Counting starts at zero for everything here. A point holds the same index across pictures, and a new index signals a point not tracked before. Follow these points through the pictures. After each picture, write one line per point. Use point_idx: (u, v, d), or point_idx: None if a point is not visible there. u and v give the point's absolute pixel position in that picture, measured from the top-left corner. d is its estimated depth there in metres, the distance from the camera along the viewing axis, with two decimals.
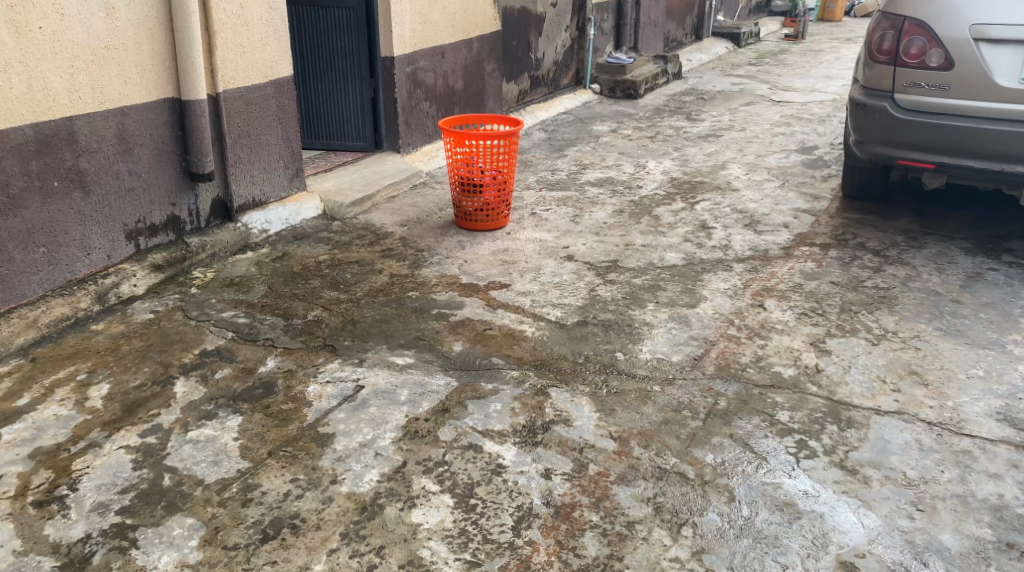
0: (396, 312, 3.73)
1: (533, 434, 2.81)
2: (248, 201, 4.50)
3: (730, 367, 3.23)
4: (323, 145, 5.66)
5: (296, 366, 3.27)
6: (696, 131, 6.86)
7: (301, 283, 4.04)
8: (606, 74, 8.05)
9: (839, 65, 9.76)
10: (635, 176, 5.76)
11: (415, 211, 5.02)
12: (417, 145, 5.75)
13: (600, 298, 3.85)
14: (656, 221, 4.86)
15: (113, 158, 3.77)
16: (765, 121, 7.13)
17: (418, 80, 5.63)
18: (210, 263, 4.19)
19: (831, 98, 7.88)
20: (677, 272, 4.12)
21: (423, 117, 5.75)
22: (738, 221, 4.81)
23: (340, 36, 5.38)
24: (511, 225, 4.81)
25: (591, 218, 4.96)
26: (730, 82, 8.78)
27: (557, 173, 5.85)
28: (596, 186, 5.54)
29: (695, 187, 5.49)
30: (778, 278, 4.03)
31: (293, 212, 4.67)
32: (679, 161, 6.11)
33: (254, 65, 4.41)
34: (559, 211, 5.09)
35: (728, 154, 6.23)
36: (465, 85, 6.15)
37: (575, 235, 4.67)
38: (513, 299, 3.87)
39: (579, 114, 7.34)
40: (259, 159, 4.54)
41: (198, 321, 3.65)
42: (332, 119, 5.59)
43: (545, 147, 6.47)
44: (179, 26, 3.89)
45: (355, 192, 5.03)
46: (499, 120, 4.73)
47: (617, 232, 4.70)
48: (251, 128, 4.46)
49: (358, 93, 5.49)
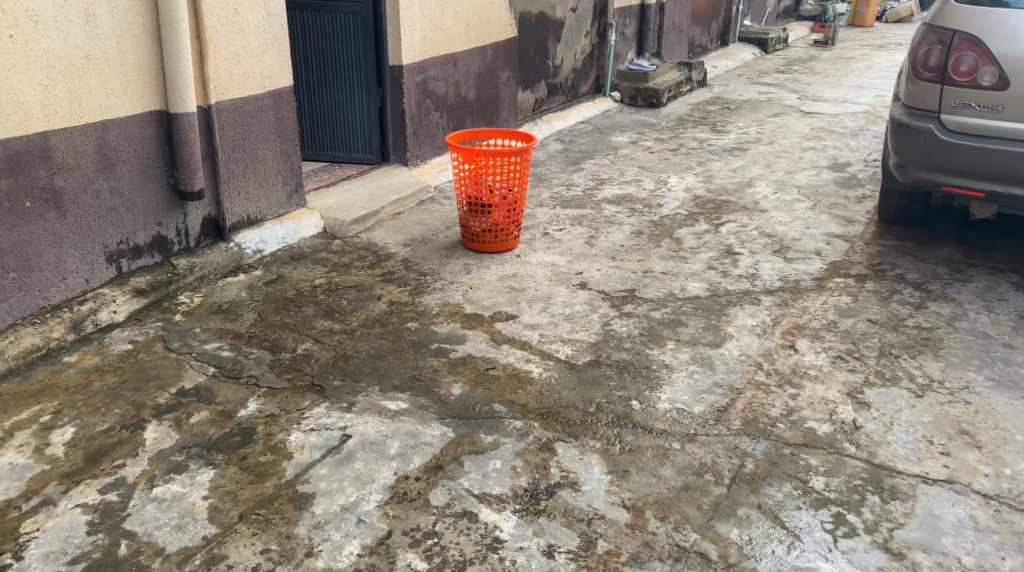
0: (393, 346, 3.44)
1: (536, 501, 2.52)
2: (242, 219, 4.23)
3: (758, 423, 2.92)
4: (326, 157, 5.38)
5: (279, 411, 2.98)
6: (721, 144, 6.52)
7: (294, 311, 3.75)
8: (627, 81, 7.72)
9: (871, 74, 9.38)
10: (656, 193, 5.44)
11: (420, 229, 4.73)
12: (426, 157, 5.46)
13: (614, 334, 3.54)
14: (677, 245, 4.54)
15: (92, 176, 3.50)
16: (794, 134, 6.79)
17: (428, 90, 5.34)
18: (198, 286, 3.92)
19: (864, 110, 7.51)
20: (700, 304, 3.80)
21: (433, 128, 5.46)
22: (766, 246, 4.49)
23: (346, 43, 5.10)
24: (522, 247, 4.51)
25: (608, 240, 4.65)
26: (757, 90, 8.44)
27: (573, 188, 5.54)
28: (614, 204, 5.23)
29: (719, 206, 5.16)
30: (810, 314, 3.70)
31: (291, 230, 4.40)
32: (703, 176, 5.78)
33: (249, 75, 4.13)
34: (574, 231, 4.79)
35: (755, 170, 5.90)
36: (478, 94, 5.86)
37: (590, 259, 4.36)
38: (520, 333, 3.56)
39: (599, 123, 7.03)
40: (255, 174, 4.26)
41: (178, 353, 3.37)
42: (337, 129, 5.31)
43: (562, 159, 6.16)
44: (167, 34, 3.61)
45: (358, 209, 4.75)
46: (512, 135, 4.43)
47: (635, 257, 4.39)
48: (246, 141, 4.18)
49: (365, 102, 5.21)
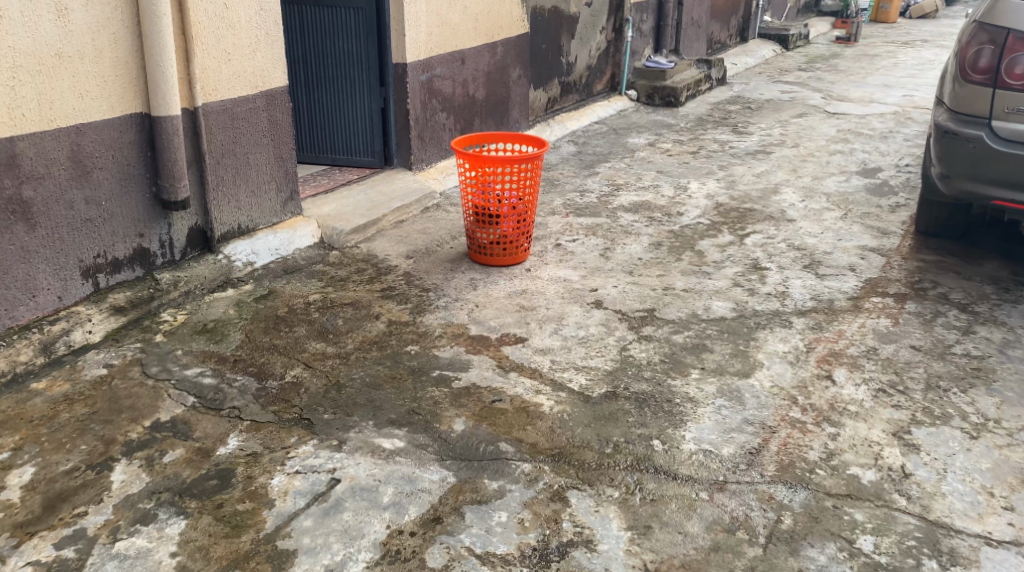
0: (391, 374, 3.15)
1: (546, 563, 2.24)
2: (231, 229, 3.95)
3: (794, 468, 2.62)
4: (326, 161, 5.08)
5: (262, 449, 2.69)
6: (743, 147, 6.20)
7: (284, 331, 3.47)
8: (643, 80, 7.39)
9: (897, 73, 9.03)
10: (675, 200, 5.13)
11: (424, 240, 4.44)
12: (431, 161, 5.16)
13: (633, 361, 3.24)
14: (699, 259, 4.23)
15: (65, 184, 3.22)
16: (819, 137, 6.46)
17: (434, 90, 5.04)
18: (183, 302, 3.63)
19: (892, 111, 7.17)
20: (726, 326, 3.50)
21: (439, 130, 5.16)
22: (795, 261, 4.18)
23: (348, 40, 4.81)
24: (532, 260, 4.21)
25: (624, 252, 4.35)
26: (779, 89, 8.10)
27: (588, 195, 5.24)
28: (631, 212, 4.93)
29: (743, 217, 4.85)
30: (847, 339, 3.39)
31: (285, 241, 4.12)
32: (725, 182, 5.46)
33: (241, 75, 3.85)
34: (588, 242, 4.49)
35: (780, 175, 5.58)
36: (487, 93, 5.55)
37: (605, 274, 4.06)
38: (529, 359, 3.26)
39: (614, 124, 6.71)
40: (246, 181, 3.98)
41: (156, 380, 3.09)
42: (337, 131, 5.02)
43: (575, 162, 5.85)
44: (147, 31, 3.33)
45: (357, 217, 4.46)
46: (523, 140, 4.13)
47: (654, 272, 4.08)
48: (237, 146, 3.89)
49: (367, 103, 4.91)
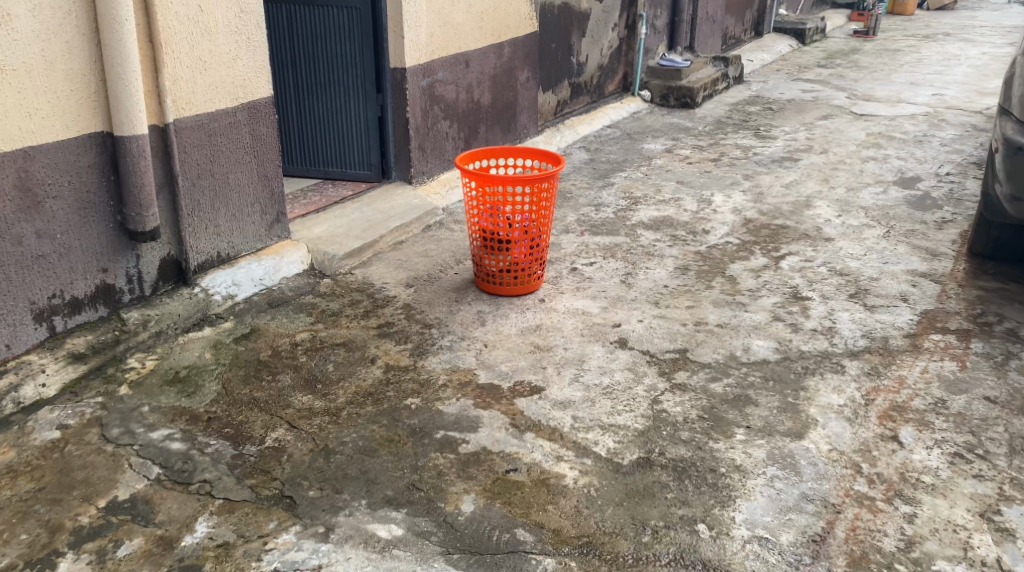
0: (388, 434, 2.73)
1: None
2: (209, 258, 3.52)
3: (867, 562, 2.22)
4: (319, 174, 4.65)
5: (235, 538, 2.28)
6: (768, 153, 5.77)
7: (267, 380, 3.04)
8: (657, 79, 6.95)
9: (922, 68, 8.58)
10: (700, 214, 4.70)
11: (425, 264, 4.02)
12: (433, 173, 4.73)
13: (666, 416, 2.82)
14: (732, 287, 3.81)
15: (11, 217, 2.80)
16: (849, 141, 6.03)
17: (436, 96, 4.61)
18: (153, 344, 3.20)
19: (924, 112, 6.73)
20: (770, 373, 3.08)
21: (442, 140, 4.73)
22: (839, 290, 3.76)
23: (341, 43, 4.37)
24: (547, 288, 3.79)
25: (648, 278, 3.92)
26: (800, 88, 7.66)
27: (603, 209, 4.81)
28: (652, 229, 4.50)
29: (775, 235, 4.42)
30: (909, 389, 2.97)
31: (271, 269, 3.70)
32: (752, 193, 5.03)
33: (219, 85, 3.41)
34: (607, 266, 4.06)
35: (811, 186, 5.14)
36: (493, 98, 5.12)
37: (628, 306, 3.64)
38: (547, 414, 2.83)
39: (628, 128, 6.27)
40: (225, 203, 3.55)
41: (116, 446, 2.66)
42: (330, 142, 4.58)
43: (588, 172, 5.41)
44: (106, 38, 2.89)
45: (352, 239, 4.03)
46: (536, 155, 3.69)
47: (682, 303, 3.66)
48: (214, 165, 3.46)
49: (362, 111, 4.47)
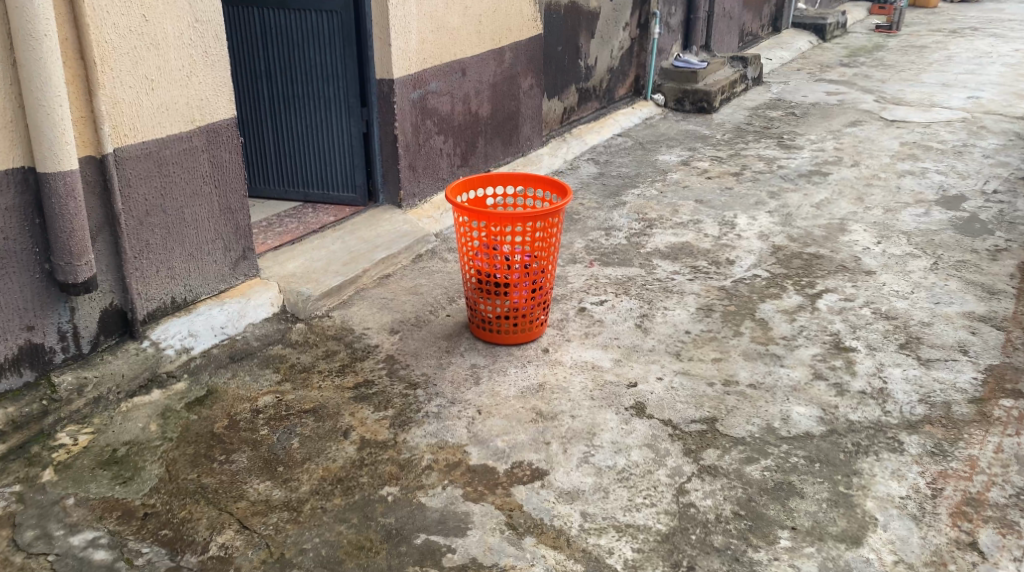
0: (358, 539, 2.27)
1: None
2: (161, 306, 3.05)
3: None
4: (298, 196, 4.17)
5: None
6: (795, 166, 5.28)
7: (219, 460, 2.57)
8: (671, 82, 6.44)
9: (953, 67, 8.04)
10: (723, 240, 4.21)
11: (413, 304, 3.53)
12: (426, 194, 4.24)
13: (694, 514, 2.36)
14: (763, 335, 3.32)
15: None
16: (882, 152, 5.53)
17: (428, 109, 4.12)
18: (90, 413, 2.74)
19: (960, 118, 6.22)
20: (815, 453, 2.61)
21: (435, 157, 4.24)
22: (887, 338, 3.28)
23: (320, 51, 3.88)
24: (552, 334, 3.31)
25: (667, 321, 3.44)
26: (824, 90, 7.14)
27: (614, 233, 4.30)
28: (669, 259, 4.02)
29: (809, 267, 3.93)
30: (984, 475, 2.50)
31: (234, 315, 3.21)
32: (780, 214, 4.55)
33: (170, 108, 2.93)
34: (620, 304, 3.58)
35: (844, 206, 4.65)
36: (493, 109, 4.63)
37: (646, 358, 3.16)
38: (552, 509, 2.37)
39: (640, 136, 5.78)
40: (180, 242, 3.07)
41: (28, 556, 2.20)
42: (310, 161, 4.10)
43: (596, 189, 4.85)
44: (23, 59, 2.41)
45: (329, 275, 3.55)
46: (538, 182, 3.21)
47: (707, 355, 3.18)
48: (165, 198, 2.98)
49: (345, 127, 3.98)
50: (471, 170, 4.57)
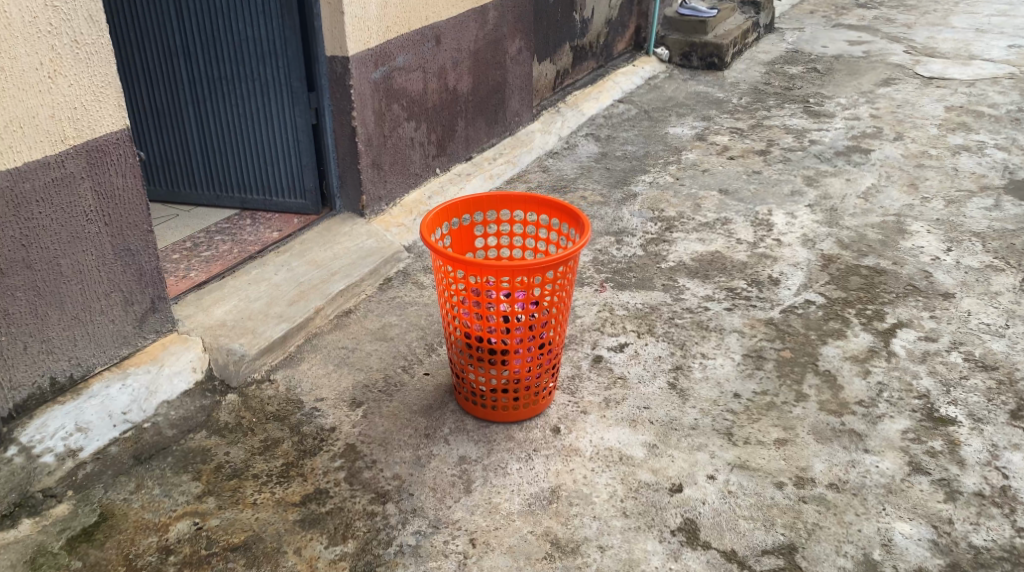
0: None
1: None
2: (38, 391, 2.25)
3: None
4: (233, 203, 3.32)
5: None
6: (829, 139, 4.48)
7: None
8: (676, 34, 5.57)
9: (981, 7, 7.19)
10: (760, 248, 3.44)
11: (380, 356, 2.75)
12: (395, 196, 3.41)
13: None
14: (832, 400, 2.58)
15: None
16: (928, 119, 4.74)
17: (394, 89, 3.26)
18: None
19: (1007, 73, 5.41)
20: None
21: (404, 148, 3.40)
22: (994, 401, 2.55)
23: (251, 20, 2.98)
24: (562, 404, 2.54)
25: (709, 377, 2.68)
26: (844, 37, 6.29)
27: (628, 238, 3.51)
28: (698, 277, 3.24)
29: (871, 288, 3.17)
30: None
31: (141, 393, 2.42)
32: (824, 208, 3.77)
33: (25, 123, 2.07)
34: (646, 351, 2.81)
35: (896, 195, 3.88)
36: (474, 81, 3.76)
37: (688, 441, 2.41)
38: None
39: (644, 101, 4.93)
40: (57, 303, 2.25)
41: None
42: (246, 159, 3.23)
43: (600, 175, 4.04)
44: None
45: (270, 321, 2.74)
46: (540, 206, 2.45)
47: (766, 435, 2.44)
48: (30, 249, 2.15)
49: (288, 117, 3.11)
50: (449, 159, 3.72)
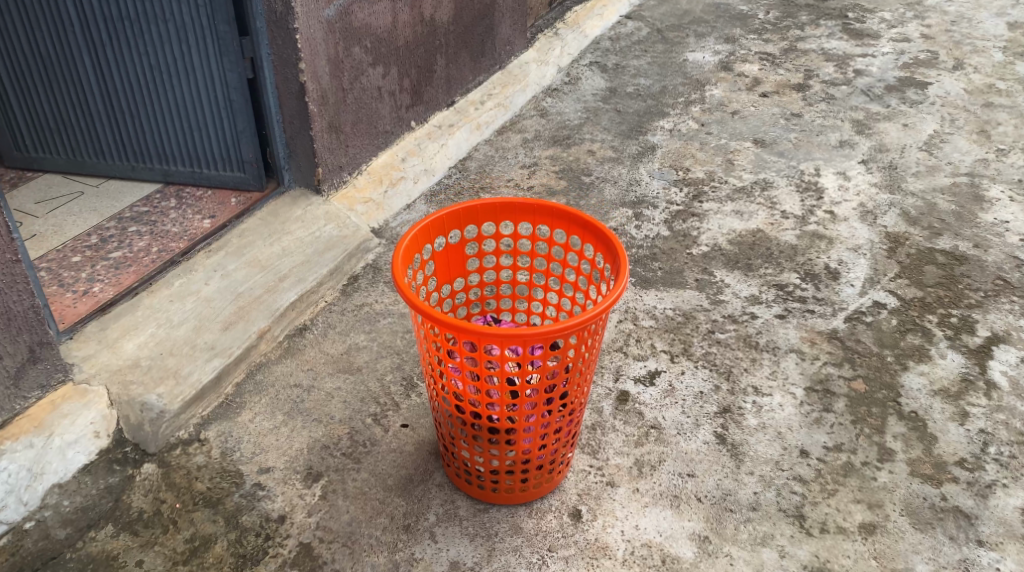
0: None
1: None
2: None
3: None
4: (153, 175, 2.61)
5: None
6: (877, 69, 3.76)
7: None
8: None
9: None
10: (811, 224, 2.80)
11: (344, 399, 2.12)
12: (359, 162, 2.70)
13: None
14: (925, 459, 2.02)
15: None
16: (989, 40, 4.02)
17: (354, 27, 2.50)
18: None
19: None
20: None
21: (370, 101, 2.67)
22: None
23: None
24: (582, 473, 1.96)
25: (767, 425, 2.10)
26: None
27: (649, 209, 2.85)
28: (738, 269, 2.61)
29: (952, 283, 2.56)
30: None
31: (21, 480, 1.80)
32: (881, 164, 3.12)
33: None
34: (683, 384, 2.20)
35: (966, 145, 3.22)
36: (456, 7, 2.98)
37: (749, 530, 1.86)
38: None
39: (656, 17, 4.17)
40: None
41: None
42: (166, 121, 2.50)
43: (610, 121, 3.33)
44: None
45: (198, 357, 2.10)
46: (558, 218, 1.84)
47: (848, 519, 1.89)
48: None
49: (215, 68, 2.36)
50: (426, 108, 2.99)
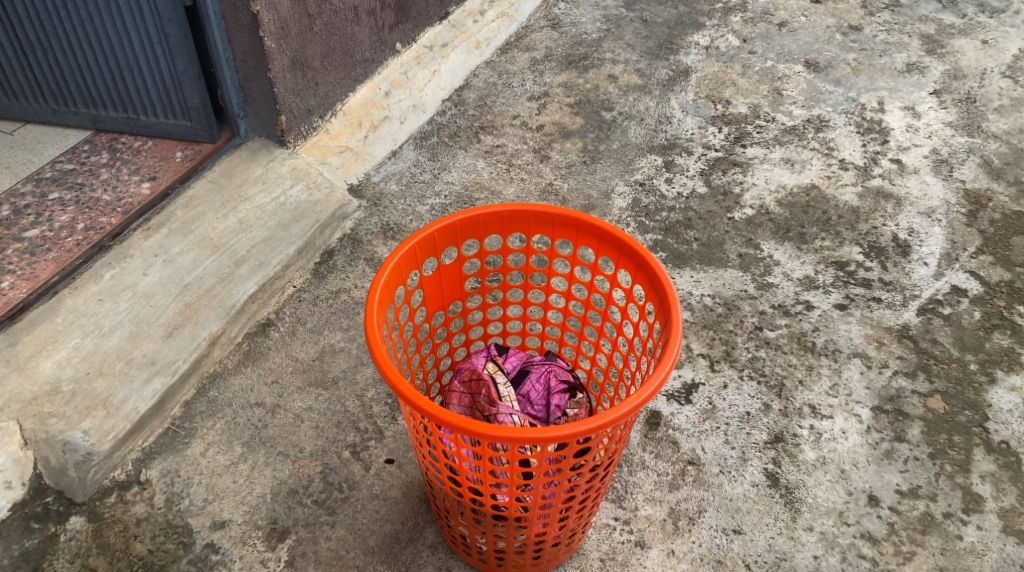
0: None
1: None
2: None
3: None
4: (81, 121, 2.16)
5: None
6: None
7: None
8: None
9: None
10: (874, 177, 2.35)
11: (315, 425, 1.74)
12: (333, 101, 2.21)
13: None
14: (1020, 510, 1.68)
15: None
16: None
17: None
18: None
19: None
20: None
21: (345, 26, 2.15)
22: None
23: None
24: (605, 530, 1.62)
25: (829, 461, 1.74)
26: None
27: (683, 156, 2.39)
28: (789, 240, 2.18)
29: None
30: None
31: None
32: (959, 94, 2.62)
33: None
34: (726, 403, 1.82)
35: None
36: None
37: None
38: None
39: None
40: None
41: None
42: (86, 58, 2.01)
43: (635, 35, 2.80)
44: None
45: (134, 378, 1.70)
46: (584, 233, 1.43)
47: None
48: None
49: None
50: (415, 24, 2.46)
